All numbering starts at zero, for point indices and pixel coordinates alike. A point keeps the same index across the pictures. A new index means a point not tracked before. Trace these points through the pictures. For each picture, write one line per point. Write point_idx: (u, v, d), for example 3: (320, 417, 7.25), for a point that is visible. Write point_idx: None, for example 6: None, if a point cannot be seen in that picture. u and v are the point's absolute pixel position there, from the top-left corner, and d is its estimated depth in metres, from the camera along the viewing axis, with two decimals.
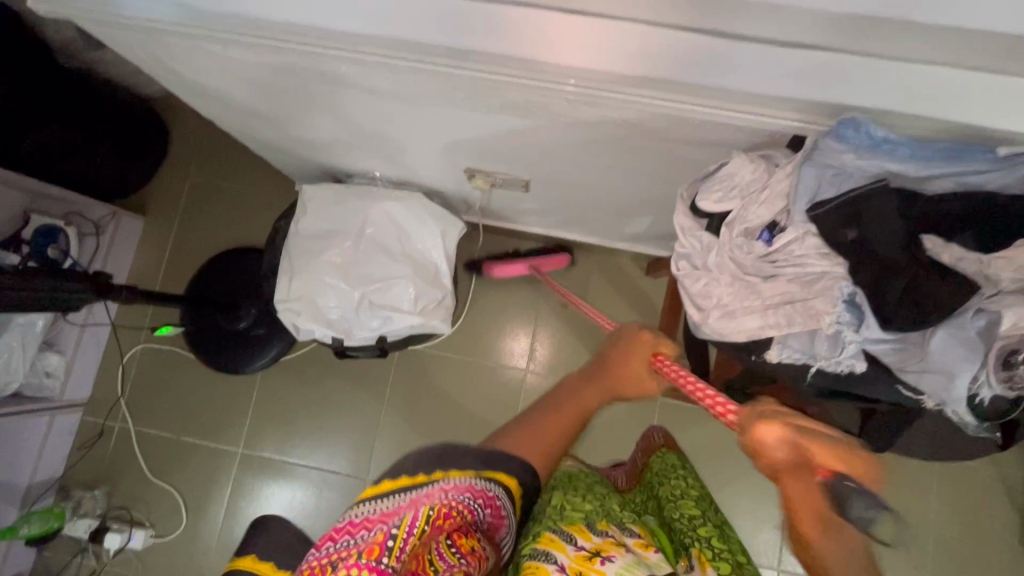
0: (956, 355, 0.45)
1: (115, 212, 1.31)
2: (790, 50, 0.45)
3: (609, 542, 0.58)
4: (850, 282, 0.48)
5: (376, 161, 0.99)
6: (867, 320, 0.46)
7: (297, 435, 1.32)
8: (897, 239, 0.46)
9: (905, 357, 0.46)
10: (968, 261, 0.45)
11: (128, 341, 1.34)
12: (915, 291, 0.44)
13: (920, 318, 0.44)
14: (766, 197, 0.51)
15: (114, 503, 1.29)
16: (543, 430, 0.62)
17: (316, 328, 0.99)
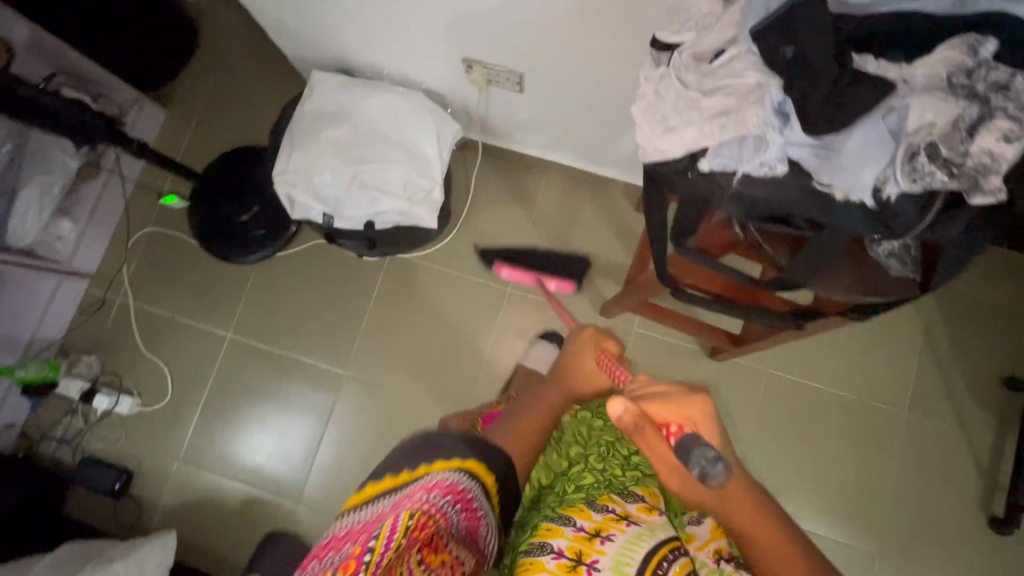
0: (866, 149, 0.45)
1: (139, 97, 1.38)
2: None
3: (609, 519, 0.68)
4: (781, 92, 0.48)
5: (383, 49, 1.04)
6: (791, 123, 0.48)
7: (284, 329, 1.37)
8: (829, 46, 0.46)
9: (822, 161, 0.48)
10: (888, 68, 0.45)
11: (137, 222, 1.41)
12: (839, 94, 0.45)
13: (840, 116, 0.45)
14: (719, 25, 0.54)
15: (107, 370, 1.36)
16: (520, 431, 0.82)
17: (309, 201, 1.05)
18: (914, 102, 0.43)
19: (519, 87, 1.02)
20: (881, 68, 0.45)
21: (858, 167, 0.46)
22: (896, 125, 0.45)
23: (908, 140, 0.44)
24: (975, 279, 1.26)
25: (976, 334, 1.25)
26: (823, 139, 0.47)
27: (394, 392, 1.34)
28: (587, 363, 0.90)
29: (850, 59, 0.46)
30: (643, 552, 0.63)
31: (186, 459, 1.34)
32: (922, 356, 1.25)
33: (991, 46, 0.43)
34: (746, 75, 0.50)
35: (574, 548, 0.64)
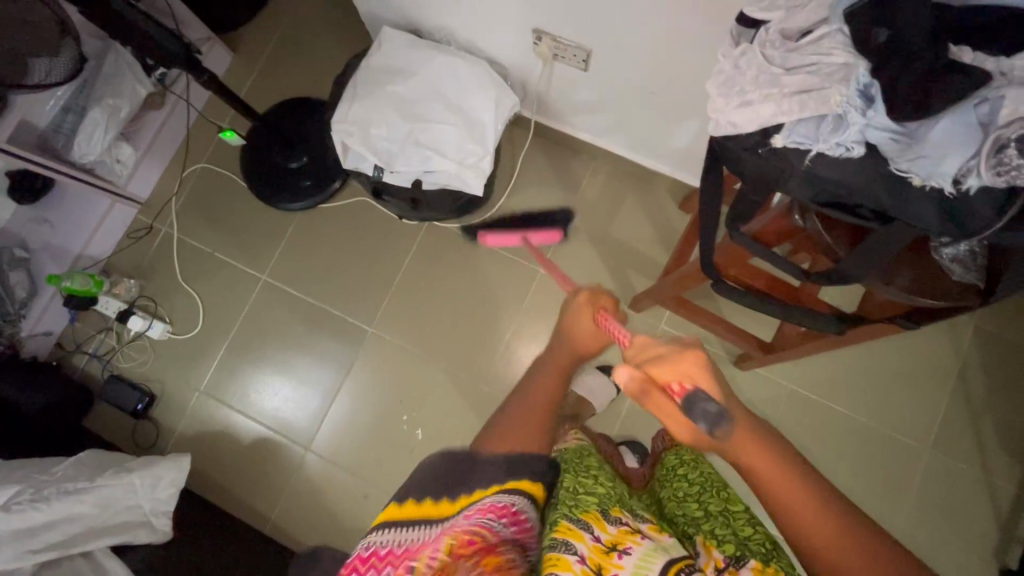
0: (956, 137, 0.45)
1: (210, 37, 1.42)
2: None
3: (624, 532, 0.59)
4: (869, 74, 0.48)
5: (453, 13, 1.05)
6: (876, 105, 0.47)
7: (316, 278, 1.40)
8: (922, 31, 0.47)
9: (902, 147, 0.47)
10: (986, 61, 0.46)
11: (192, 158, 1.45)
12: (934, 79, 0.45)
13: (927, 104, 0.45)
14: (811, 5, 0.53)
15: (144, 294, 1.41)
16: (518, 417, 0.66)
17: (363, 151, 1.07)
18: (1010, 94, 0.44)
19: (583, 65, 1.02)
20: (977, 60, 0.46)
21: (944, 156, 0.45)
22: (987, 118, 0.45)
23: (1000, 132, 0.44)
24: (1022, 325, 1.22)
25: (1014, 381, 1.21)
26: (907, 125, 0.47)
27: (415, 355, 1.35)
28: (584, 324, 0.70)
29: (948, 49, 0.46)
30: (658, 566, 0.55)
31: (206, 392, 1.38)
32: (954, 396, 1.21)
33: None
34: (833, 56, 0.50)
35: (594, 559, 0.54)
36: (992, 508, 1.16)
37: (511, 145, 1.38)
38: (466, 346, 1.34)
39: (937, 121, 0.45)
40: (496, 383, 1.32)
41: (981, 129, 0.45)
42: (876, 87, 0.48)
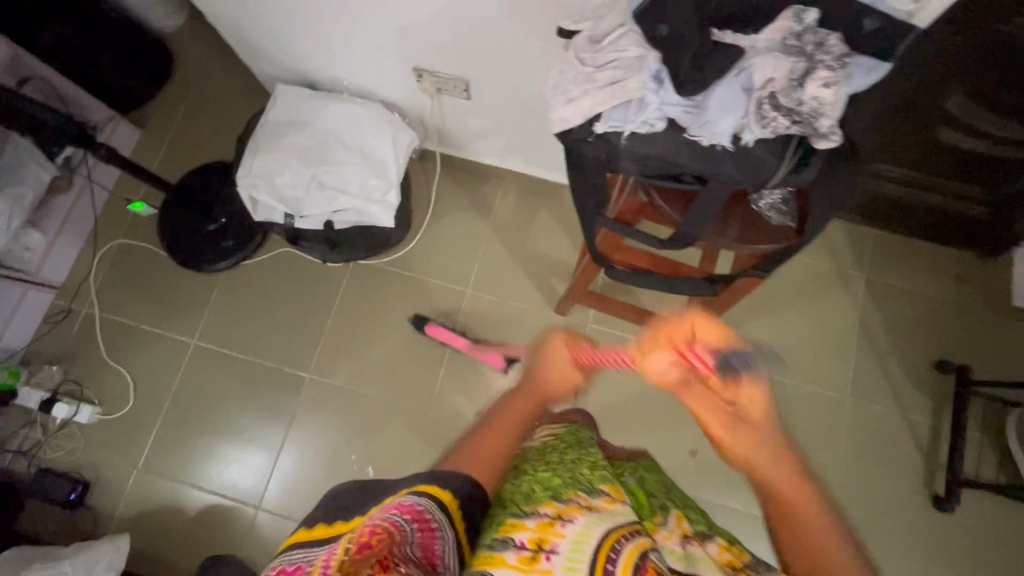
0: (725, 104, 0.54)
1: (114, 117, 1.45)
2: None
3: (571, 506, 0.57)
4: (658, 62, 0.57)
5: (340, 64, 1.13)
6: (665, 85, 0.56)
7: (248, 334, 1.40)
8: (693, 22, 0.54)
9: (692, 118, 0.56)
10: (742, 40, 0.54)
11: (107, 236, 1.45)
12: (703, 59, 0.54)
13: (701, 79, 0.54)
14: (610, 14, 0.62)
15: (68, 379, 1.37)
16: (478, 454, 0.63)
17: (271, 202, 1.10)
18: (755, 64, 0.52)
19: (466, 95, 1.11)
20: (736, 38, 0.54)
21: (721, 120, 0.54)
22: (748, 83, 0.54)
23: (758, 94, 0.53)
24: (905, 271, 1.34)
25: (909, 323, 1.32)
26: (693, 100, 0.55)
27: (359, 394, 1.36)
28: (558, 356, 0.70)
29: (711, 33, 0.54)
30: (598, 536, 0.53)
31: (146, 468, 1.33)
32: (860, 346, 1.32)
33: (812, 13, 0.52)
34: (630, 47, 0.58)
35: (535, 539, 0.54)
36: (912, 441, 1.25)
37: (423, 179, 1.45)
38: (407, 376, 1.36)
39: (712, 92, 0.54)
40: (443, 407, 1.34)
41: (745, 93, 0.54)
42: (666, 70, 0.56)
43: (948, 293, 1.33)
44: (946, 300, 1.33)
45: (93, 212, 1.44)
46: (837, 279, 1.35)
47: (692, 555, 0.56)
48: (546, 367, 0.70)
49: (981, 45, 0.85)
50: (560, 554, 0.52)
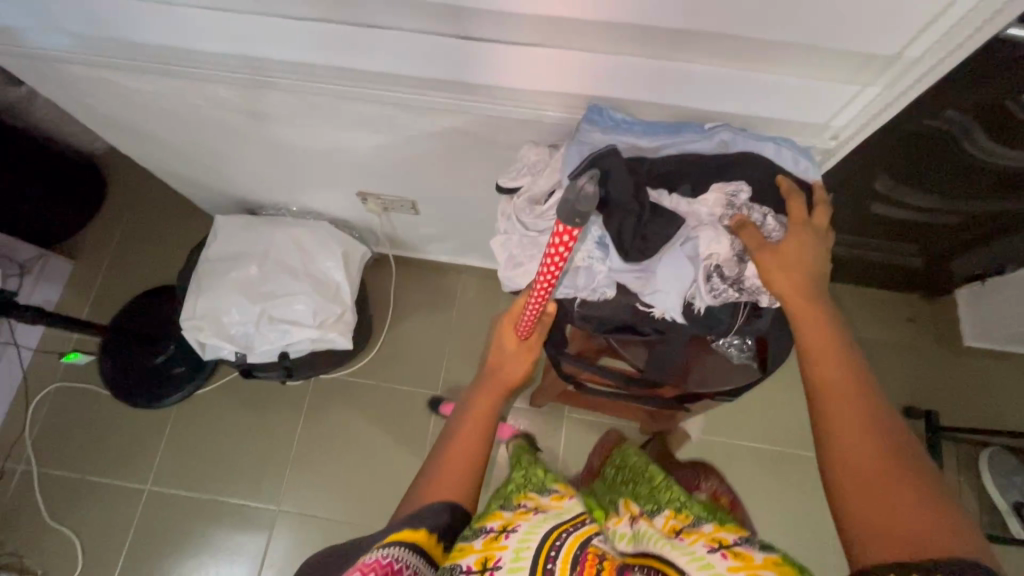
0: (676, 274, 0.60)
1: (42, 254, 1.37)
2: (549, 50, 0.60)
3: (518, 514, 0.61)
4: (602, 227, 0.60)
5: (281, 191, 1.09)
6: (611, 255, 0.59)
7: (207, 469, 1.30)
8: (629, 188, 0.58)
9: (642, 282, 0.61)
10: (680, 205, 0.61)
11: (40, 381, 1.34)
12: (643, 227, 0.58)
13: (646, 248, 0.58)
14: (546, 171, 0.64)
15: (6, 549, 1.23)
16: (452, 468, 0.60)
17: (219, 343, 1.05)
18: (699, 236, 0.60)
19: (414, 211, 1.08)
20: (672, 201, 0.61)
21: (672, 290, 0.60)
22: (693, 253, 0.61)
23: (704, 264, 0.60)
24: (862, 320, 1.38)
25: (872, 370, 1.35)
26: (641, 266, 0.60)
27: (333, 519, 1.28)
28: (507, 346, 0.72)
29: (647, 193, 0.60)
30: (540, 536, 0.56)
31: None
32: None
33: (743, 193, 0.61)
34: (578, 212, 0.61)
35: (480, 560, 0.53)
36: None
37: (380, 282, 1.41)
38: (382, 493, 1.29)
39: (660, 261, 0.60)
40: None
41: (692, 262, 0.60)
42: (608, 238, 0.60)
43: (904, 336, 1.37)
44: (904, 345, 1.37)
45: (19, 368, 1.32)
46: None
47: (639, 533, 0.60)
48: (500, 367, 0.71)
49: (910, 136, 0.86)
50: (505, 565, 0.52)
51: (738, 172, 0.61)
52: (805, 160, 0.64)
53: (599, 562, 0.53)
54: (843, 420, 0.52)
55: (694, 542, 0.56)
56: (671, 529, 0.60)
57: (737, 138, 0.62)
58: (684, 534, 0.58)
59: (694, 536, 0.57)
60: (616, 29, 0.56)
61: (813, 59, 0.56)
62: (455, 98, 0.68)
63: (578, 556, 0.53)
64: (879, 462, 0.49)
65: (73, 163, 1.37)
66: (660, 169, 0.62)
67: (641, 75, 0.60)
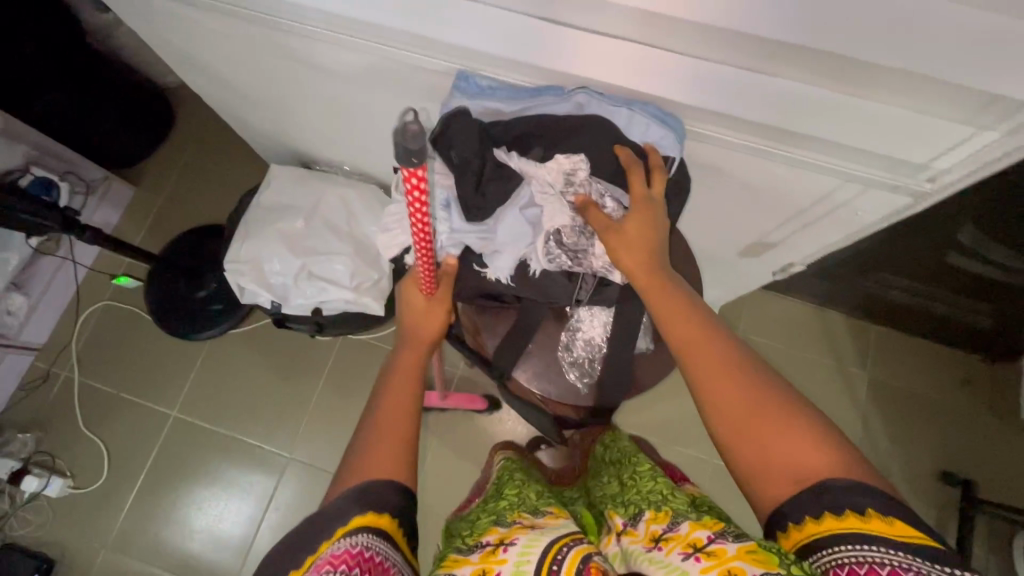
0: (515, 238, 0.69)
1: (108, 176, 1.42)
2: (626, 45, 0.56)
3: (514, 528, 0.60)
4: (448, 190, 0.69)
5: (336, 149, 1.09)
6: (454, 216, 0.69)
7: (228, 407, 1.35)
8: (474, 149, 0.63)
9: (486, 241, 0.70)
10: (527, 167, 0.64)
11: (92, 298, 1.41)
12: (484, 185, 0.65)
13: (483, 206, 0.65)
14: None
15: (42, 448, 1.32)
16: (385, 441, 0.56)
17: (258, 290, 1.07)
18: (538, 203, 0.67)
19: None
20: (521, 163, 0.64)
21: (509, 249, 0.70)
22: (535, 217, 0.68)
23: (545, 231, 0.68)
24: (908, 372, 1.30)
25: (912, 426, 1.28)
26: (486, 224, 0.69)
27: None
28: (418, 304, 0.70)
29: (493, 152, 0.64)
30: (541, 548, 0.54)
31: (115, 544, 1.28)
32: (863, 450, 1.26)
33: (583, 166, 0.64)
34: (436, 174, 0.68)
35: (479, 570, 0.53)
36: None
37: None
38: None
39: (499, 223, 0.68)
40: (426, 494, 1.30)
41: (533, 226, 0.69)
42: (452, 199, 0.68)
43: (954, 397, 1.29)
44: (950, 406, 1.28)
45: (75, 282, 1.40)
46: (839, 377, 1.31)
47: (628, 552, 0.56)
48: (415, 325, 0.70)
49: (1009, 186, 0.79)
50: None
51: (580, 142, 0.63)
52: (659, 132, 0.61)
53: None
54: (708, 378, 0.55)
55: (670, 550, 0.51)
56: (650, 536, 0.55)
57: (590, 103, 0.61)
58: (663, 542, 0.53)
59: (672, 542, 0.52)
60: (708, 32, 0.52)
61: (929, 93, 0.51)
62: (519, 80, 0.63)
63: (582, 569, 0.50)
64: (753, 418, 0.52)
65: (146, 94, 1.41)
66: (515, 132, 0.64)
67: (728, 86, 0.55)
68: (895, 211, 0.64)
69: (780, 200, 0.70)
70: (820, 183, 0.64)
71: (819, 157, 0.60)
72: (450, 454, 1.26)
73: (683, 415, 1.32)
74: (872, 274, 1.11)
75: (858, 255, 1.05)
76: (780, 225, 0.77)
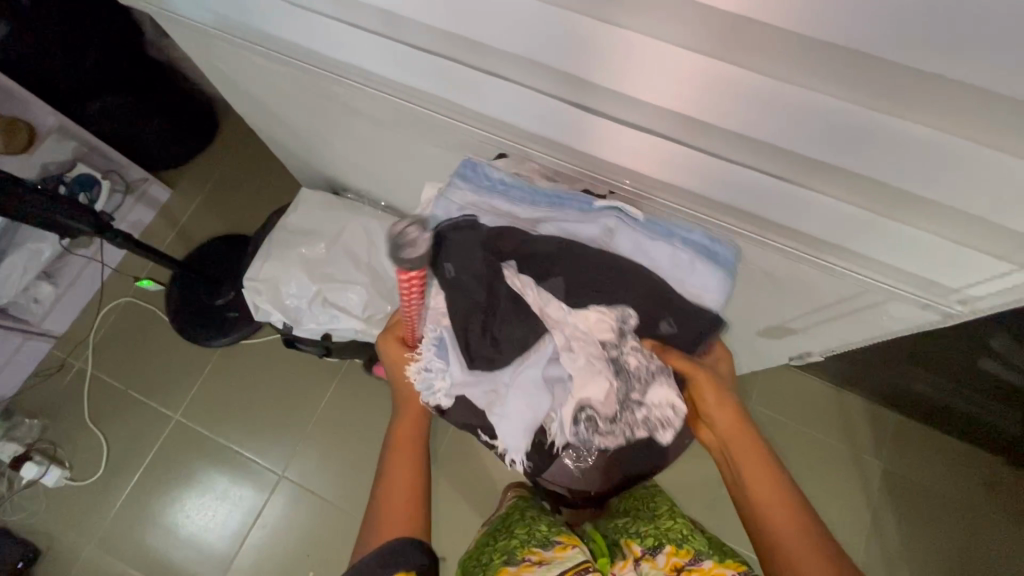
0: (531, 401, 0.62)
1: (148, 177, 1.48)
2: (650, 136, 0.54)
3: (524, 566, 0.73)
4: (445, 329, 0.64)
5: (367, 181, 1.11)
6: (454, 366, 0.64)
7: (230, 417, 1.36)
8: (476, 264, 0.61)
9: (493, 397, 0.63)
10: (551, 308, 0.61)
11: (116, 293, 1.45)
12: (494, 330, 0.61)
13: (496, 355, 0.61)
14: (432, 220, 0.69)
15: (46, 436, 1.34)
16: (396, 510, 0.71)
17: (272, 310, 1.09)
18: (562, 360, 0.61)
19: None
20: (538, 298, 0.61)
21: (523, 416, 0.62)
22: (556, 376, 0.63)
23: (574, 403, 0.62)
24: (926, 466, 1.24)
25: (927, 527, 1.21)
26: (498, 375, 0.62)
27: (330, 500, 1.30)
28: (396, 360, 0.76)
29: (502, 275, 0.61)
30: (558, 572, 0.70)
31: (101, 542, 1.29)
32: (870, 545, 1.20)
33: (630, 319, 0.62)
34: (440, 305, 0.65)
35: None
36: None
37: None
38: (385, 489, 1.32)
39: (514, 382, 0.62)
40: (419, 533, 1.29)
41: (552, 386, 0.63)
42: (448, 340, 0.64)
43: (975, 500, 1.22)
44: (970, 510, 1.22)
45: (102, 276, 1.44)
46: (854, 465, 1.26)
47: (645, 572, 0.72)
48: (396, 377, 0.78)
49: None
50: None
51: (617, 292, 0.61)
52: (706, 271, 0.63)
53: None
54: (778, 519, 0.70)
55: None
56: (673, 565, 0.72)
57: (622, 229, 0.63)
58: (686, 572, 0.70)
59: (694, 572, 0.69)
60: (742, 139, 0.49)
61: (967, 225, 0.48)
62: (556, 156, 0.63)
63: None
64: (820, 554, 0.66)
65: (194, 105, 1.46)
66: (539, 249, 0.61)
67: (759, 192, 0.54)
68: (930, 325, 0.61)
69: (807, 295, 0.68)
70: (849, 287, 0.62)
71: (847, 267, 0.58)
72: (455, 494, 1.28)
73: (686, 482, 1.27)
74: (897, 364, 1.06)
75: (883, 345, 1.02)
76: (803, 316, 0.74)
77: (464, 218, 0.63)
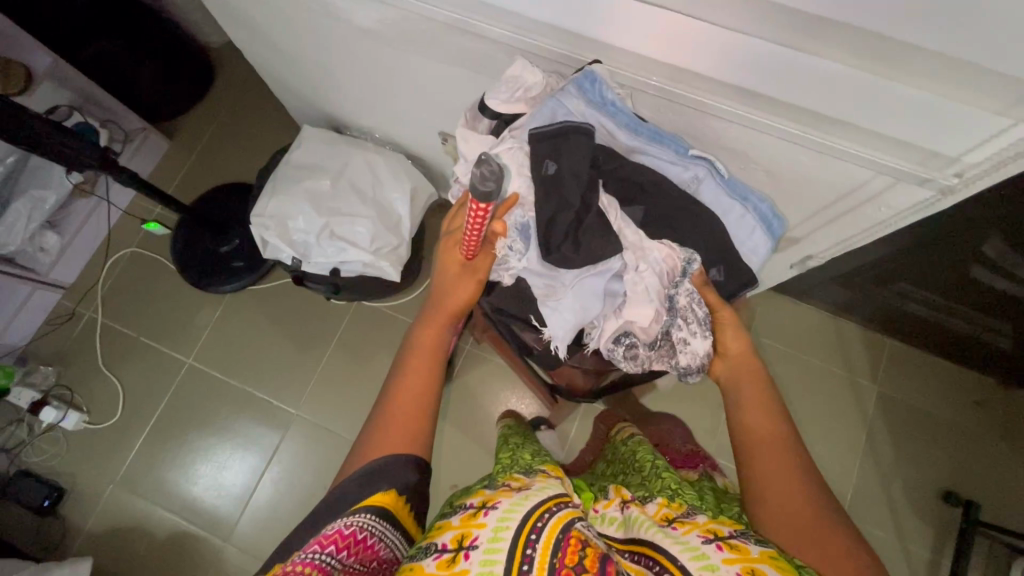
0: (582, 301, 0.63)
1: (147, 127, 1.47)
2: (658, 10, 0.55)
3: (500, 492, 0.57)
4: (525, 216, 0.64)
5: (369, 115, 1.11)
6: (529, 252, 0.64)
7: (241, 361, 1.39)
8: (579, 175, 0.61)
9: (548, 290, 0.65)
10: (631, 236, 0.62)
11: (121, 243, 1.45)
12: (578, 236, 0.61)
13: (570, 259, 0.61)
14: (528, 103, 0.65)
15: (62, 382, 1.37)
16: (394, 430, 0.63)
17: (280, 245, 1.10)
18: (625, 279, 0.63)
19: None
20: (620, 223, 0.62)
21: (573, 317, 0.64)
22: (613, 291, 0.64)
23: (623, 324, 0.64)
24: (918, 388, 1.29)
25: (917, 445, 1.26)
26: (550, 272, 0.64)
27: (343, 437, 1.34)
28: (450, 268, 0.71)
29: (597, 203, 0.62)
30: (524, 511, 0.52)
31: (123, 482, 1.33)
32: (863, 461, 1.26)
33: (695, 265, 0.63)
34: (528, 193, 0.62)
35: (457, 537, 0.52)
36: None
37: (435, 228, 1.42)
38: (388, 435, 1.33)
39: (573, 283, 0.63)
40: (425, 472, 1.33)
41: (606, 298, 0.65)
42: (531, 229, 0.64)
43: (963, 417, 1.27)
44: (958, 426, 1.27)
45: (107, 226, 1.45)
46: (849, 388, 1.30)
47: (630, 519, 0.56)
48: (444, 290, 0.72)
49: None
50: (479, 545, 0.50)
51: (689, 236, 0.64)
52: (761, 238, 0.68)
53: (581, 549, 0.48)
54: None
55: (687, 532, 0.52)
56: (663, 516, 0.55)
57: (709, 181, 0.65)
58: (677, 523, 0.53)
59: (687, 527, 0.52)
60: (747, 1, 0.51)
61: (961, 75, 0.50)
62: (562, 47, 0.64)
63: (558, 540, 0.49)
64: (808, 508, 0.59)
65: (188, 51, 1.45)
66: (622, 175, 0.64)
67: (759, 62, 0.55)
68: (925, 205, 0.63)
69: (807, 190, 0.70)
70: (847, 172, 0.64)
71: (845, 143, 0.60)
72: (458, 433, 1.31)
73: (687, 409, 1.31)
74: (893, 283, 1.09)
75: (878, 262, 1.05)
76: (804, 218, 0.76)
77: (582, 125, 0.61)
